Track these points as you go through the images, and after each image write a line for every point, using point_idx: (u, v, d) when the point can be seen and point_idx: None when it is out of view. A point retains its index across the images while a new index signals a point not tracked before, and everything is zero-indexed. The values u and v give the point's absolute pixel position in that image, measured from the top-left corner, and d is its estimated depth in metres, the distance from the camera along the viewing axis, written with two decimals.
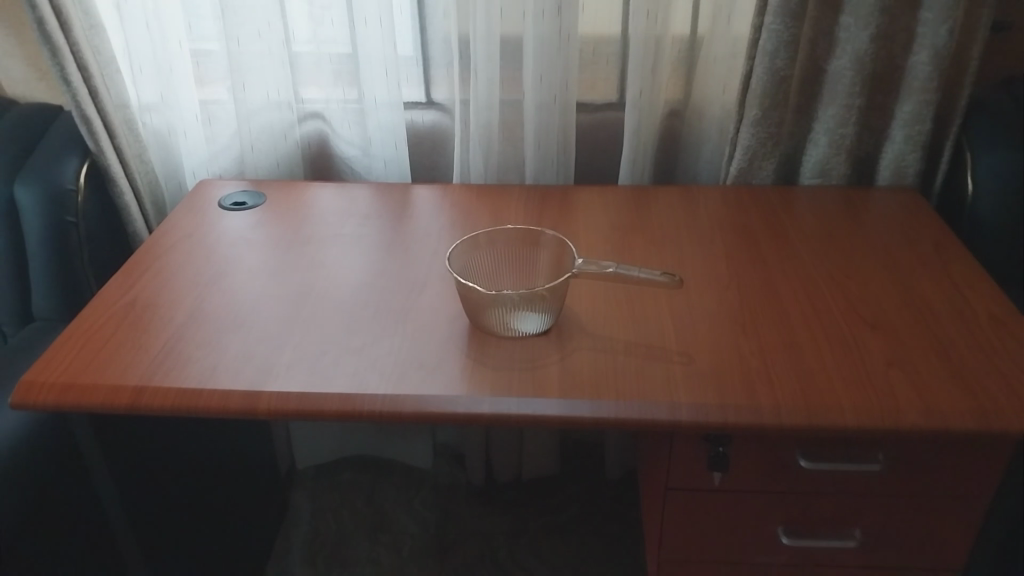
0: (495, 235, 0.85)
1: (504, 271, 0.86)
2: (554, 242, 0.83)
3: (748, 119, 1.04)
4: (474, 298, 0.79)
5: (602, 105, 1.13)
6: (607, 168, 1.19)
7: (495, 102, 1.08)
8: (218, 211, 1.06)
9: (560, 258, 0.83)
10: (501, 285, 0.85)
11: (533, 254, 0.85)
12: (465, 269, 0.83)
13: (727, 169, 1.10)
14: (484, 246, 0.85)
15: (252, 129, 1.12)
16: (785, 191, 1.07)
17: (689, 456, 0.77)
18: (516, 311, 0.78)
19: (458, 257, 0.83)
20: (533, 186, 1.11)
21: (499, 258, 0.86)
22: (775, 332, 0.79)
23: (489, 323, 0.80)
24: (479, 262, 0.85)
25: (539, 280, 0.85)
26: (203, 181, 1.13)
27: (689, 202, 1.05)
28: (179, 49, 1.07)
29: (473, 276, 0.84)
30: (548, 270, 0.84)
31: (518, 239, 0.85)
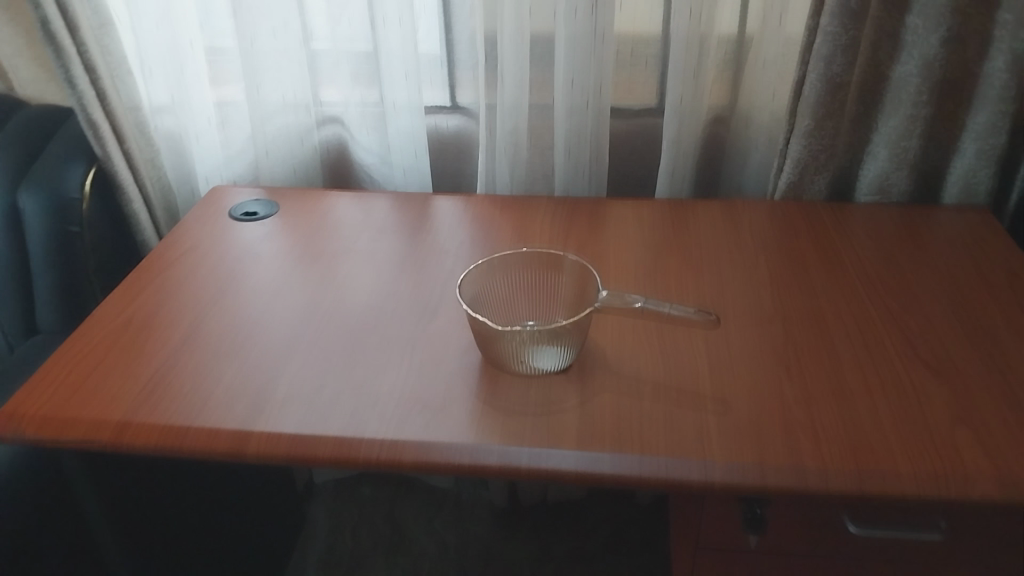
0: (511, 259, 0.77)
1: (522, 298, 0.79)
2: (578, 268, 0.75)
3: (800, 129, 0.94)
4: (487, 332, 0.71)
5: (639, 110, 1.05)
6: (643, 179, 1.10)
7: (524, 105, 1.00)
8: (228, 221, 1.01)
9: (584, 287, 0.75)
10: (518, 313, 0.78)
11: (554, 280, 0.77)
12: (478, 298, 0.76)
13: (776, 183, 1.01)
14: (499, 270, 0.77)
15: (267, 134, 1.06)
16: (839, 208, 0.97)
17: (721, 518, 0.69)
18: (533, 347, 0.71)
19: (470, 283, 0.75)
20: (561, 198, 1.03)
21: (517, 284, 0.78)
22: (822, 376, 0.71)
23: (505, 359, 0.72)
24: (493, 288, 0.77)
25: (560, 310, 0.77)
26: (216, 188, 1.08)
27: (732, 220, 0.96)
28: (191, 50, 1.02)
29: (487, 305, 0.77)
30: (570, 300, 0.76)
31: (537, 263, 0.77)
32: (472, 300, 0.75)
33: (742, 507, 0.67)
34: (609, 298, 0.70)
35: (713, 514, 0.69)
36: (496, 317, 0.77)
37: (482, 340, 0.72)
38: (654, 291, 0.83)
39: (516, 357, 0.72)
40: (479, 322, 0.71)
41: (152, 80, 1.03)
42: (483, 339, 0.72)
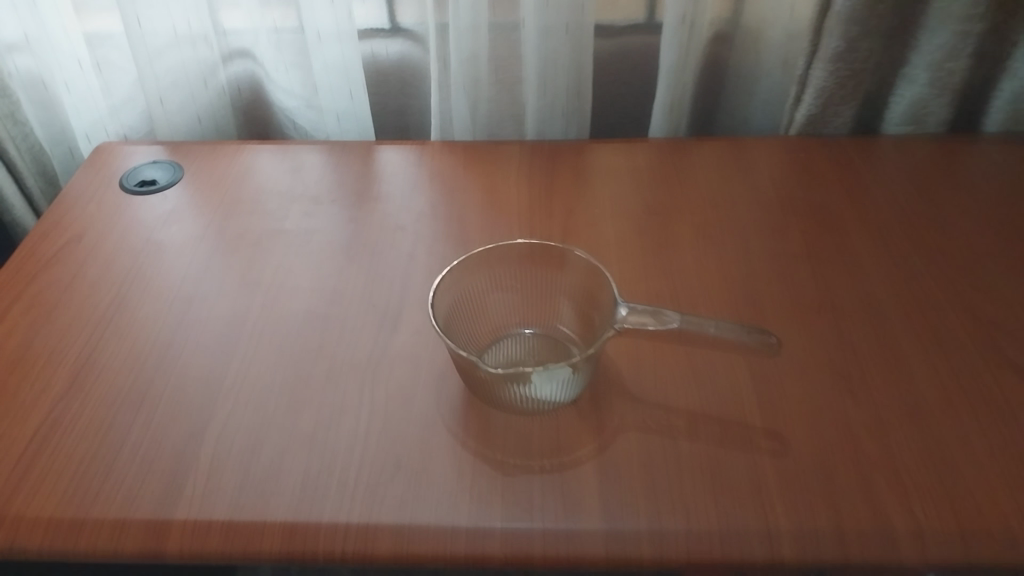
0: (493, 254, 0.60)
1: (511, 300, 0.62)
2: (581, 264, 0.59)
3: (825, 54, 0.77)
4: (476, 371, 0.54)
5: (624, 27, 0.85)
6: (629, 109, 0.92)
7: (482, 24, 0.79)
8: (119, 195, 0.80)
9: (589, 289, 0.59)
10: (505, 322, 0.62)
11: (550, 276, 0.61)
12: (456, 310, 0.59)
13: (792, 115, 0.85)
14: (479, 270, 0.60)
15: (157, 74, 0.83)
16: (867, 146, 0.82)
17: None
18: (538, 386, 0.54)
19: (444, 295, 0.58)
20: (534, 142, 0.85)
21: (503, 283, 0.62)
22: (893, 393, 0.57)
23: (502, 397, 0.56)
24: (473, 293, 0.61)
25: (561, 313, 0.62)
26: (101, 145, 0.87)
27: (746, 170, 0.80)
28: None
29: (467, 316, 0.61)
30: (572, 300, 0.61)
31: (525, 257, 0.61)
32: (449, 315, 0.58)
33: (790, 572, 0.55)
34: (630, 318, 0.54)
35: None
36: (481, 328, 0.61)
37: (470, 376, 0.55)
38: (669, 282, 0.67)
39: (517, 396, 0.55)
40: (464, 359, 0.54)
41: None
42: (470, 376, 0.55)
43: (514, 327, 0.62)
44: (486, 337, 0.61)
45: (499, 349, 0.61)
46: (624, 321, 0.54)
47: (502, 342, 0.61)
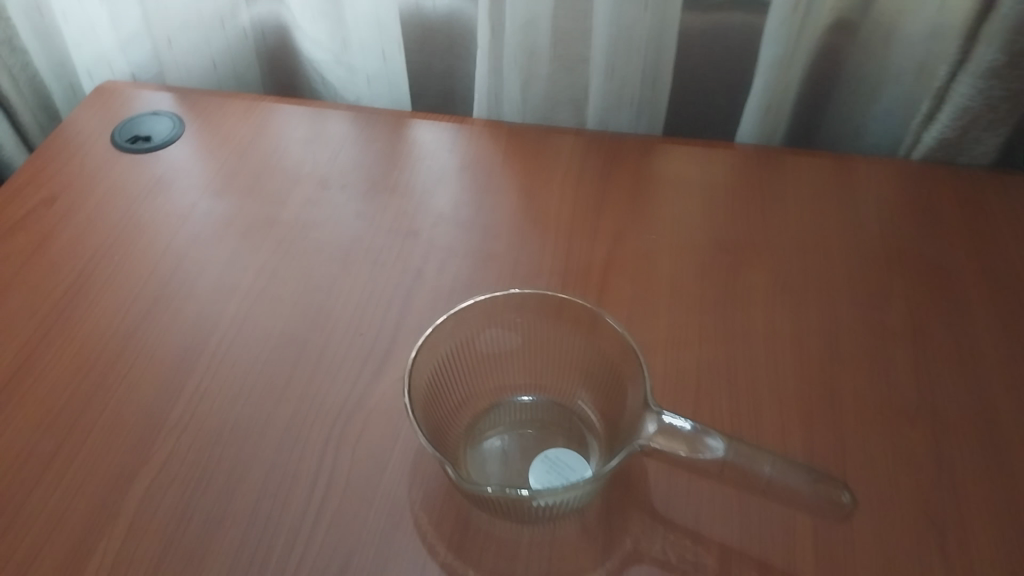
0: (495, 303, 0.49)
1: (513, 356, 0.51)
2: (609, 334, 0.47)
3: (975, 66, 0.60)
4: (461, 481, 0.42)
5: (723, 1, 0.69)
6: (716, 99, 0.76)
7: None
8: (108, 150, 0.69)
9: (614, 362, 0.47)
10: (507, 386, 0.51)
11: (564, 335, 0.50)
12: (442, 370, 0.48)
13: (918, 135, 0.68)
14: (477, 320, 0.49)
15: (167, 10, 0.71)
16: (1012, 186, 0.65)
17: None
18: (539, 506, 0.42)
19: (428, 355, 0.46)
20: (594, 133, 0.71)
21: (505, 337, 0.50)
22: (999, 564, 0.43)
23: (494, 509, 0.43)
24: (467, 346, 0.49)
25: (574, 380, 0.50)
26: (103, 85, 0.76)
27: (850, 201, 0.64)
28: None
29: (457, 374, 0.49)
30: (590, 367, 0.49)
31: (536, 308, 0.49)
32: (433, 379, 0.47)
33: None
34: (659, 436, 0.41)
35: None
36: (472, 388, 0.50)
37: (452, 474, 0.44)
38: (729, 353, 0.53)
39: (512, 511, 0.43)
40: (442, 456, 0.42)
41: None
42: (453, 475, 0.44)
43: (513, 389, 0.51)
44: (477, 399, 0.50)
45: (493, 417, 0.50)
46: (651, 439, 0.41)
47: (496, 407, 0.50)
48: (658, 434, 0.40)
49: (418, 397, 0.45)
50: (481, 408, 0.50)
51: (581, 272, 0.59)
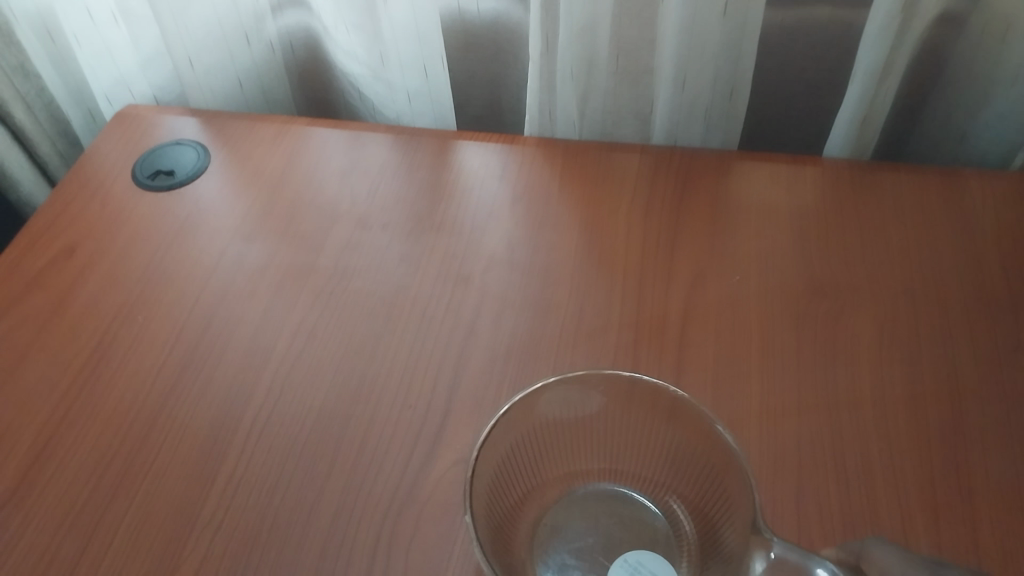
0: (571, 383, 0.43)
1: (591, 439, 0.46)
2: (703, 422, 0.41)
3: None
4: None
5: None
6: (795, 99, 0.69)
7: None
8: (129, 188, 0.64)
9: (710, 464, 0.42)
10: (580, 467, 0.47)
11: (651, 421, 0.44)
12: (510, 460, 0.44)
13: None
14: (549, 402, 0.44)
15: (186, 30, 0.65)
16: None
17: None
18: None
19: (494, 450, 0.42)
20: (661, 148, 0.63)
21: (583, 419, 0.45)
22: None
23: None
24: (540, 429, 0.44)
25: (657, 466, 0.46)
26: (122, 110, 0.70)
27: (961, 234, 0.56)
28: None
29: (529, 462, 0.45)
30: (679, 459, 0.44)
31: (618, 393, 0.43)
32: (498, 471, 0.43)
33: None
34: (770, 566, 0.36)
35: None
36: (545, 476, 0.46)
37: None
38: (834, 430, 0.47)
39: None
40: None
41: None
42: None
43: (592, 473, 0.47)
44: (551, 487, 0.46)
45: (568, 506, 0.46)
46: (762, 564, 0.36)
47: (571, 492, 0.46)
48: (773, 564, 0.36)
49: (481, 506, 0.40)
50: (556, 497, 0.46)
51: (654, 324, 0.52)
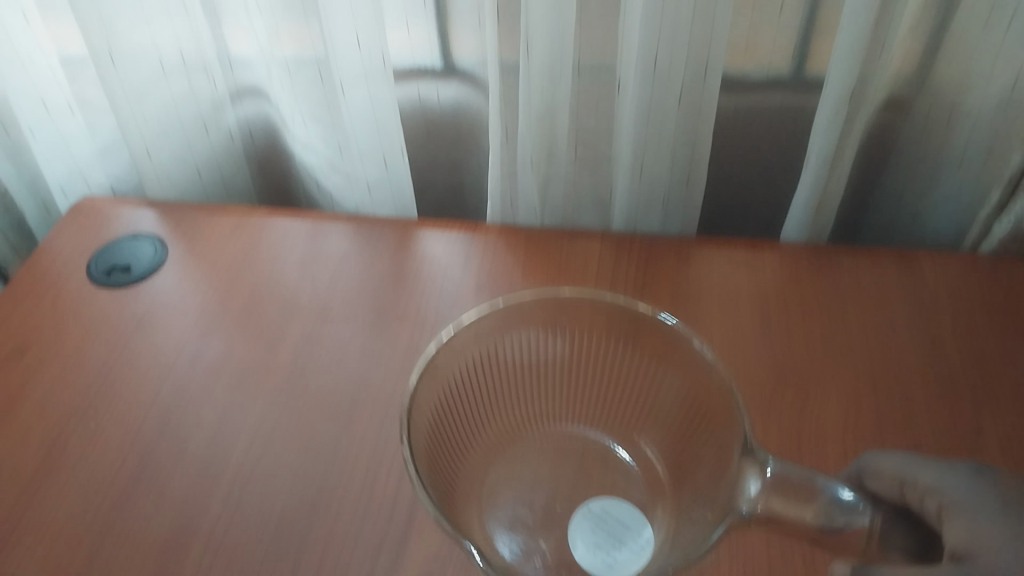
0: (515, 310, 0.47)
1: (541, 387, 0.50)
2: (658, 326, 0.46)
3: None
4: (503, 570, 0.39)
5: (761, 81, 0.63)
6: (751, 184, 0.71)
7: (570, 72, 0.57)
8: (83, 285, 0.63)
9: (678, 389, 0.46)
10: (546, 417, 0.50)
11: (604, 349, 0.49)
12: (457, 401, 0.46)
13: (987, 226, 0.62)
14: (496, 338, 0.47)
15: (143, 121, 0.65)
16: None
17: (871, 532, 0.35)
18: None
19: (434, 387, 0.43)
20: (622, 235, 0.64)
21: (531, 360, 0.49)
22: None
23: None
24: (491, 363, 0.47)
25: (628, 404, 0.50)
26: (80, 202, 0.69)
27: (919, 318, 0.57)
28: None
29: (482, 414, 0.48)
30: (629, 386, 0.49)
31: (581, 317, 0.48)
32: (457, 395, 0.45)
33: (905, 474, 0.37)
34: (761, 498, 0.36)
35: (847, 551, 0.35)
36: (499, 418, 0.49)
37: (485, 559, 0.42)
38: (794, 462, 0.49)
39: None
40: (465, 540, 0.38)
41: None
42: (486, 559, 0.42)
43: (541, 415, 0.50)
44: (500, 442, 0.49)
45: (515, 462, 0.50)
46: (756, 503, 0.37)
47: (529, 442, 0.50)
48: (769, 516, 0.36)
49: (421, 429, 0.41)
50: (505, 450, 0.50)
51: None
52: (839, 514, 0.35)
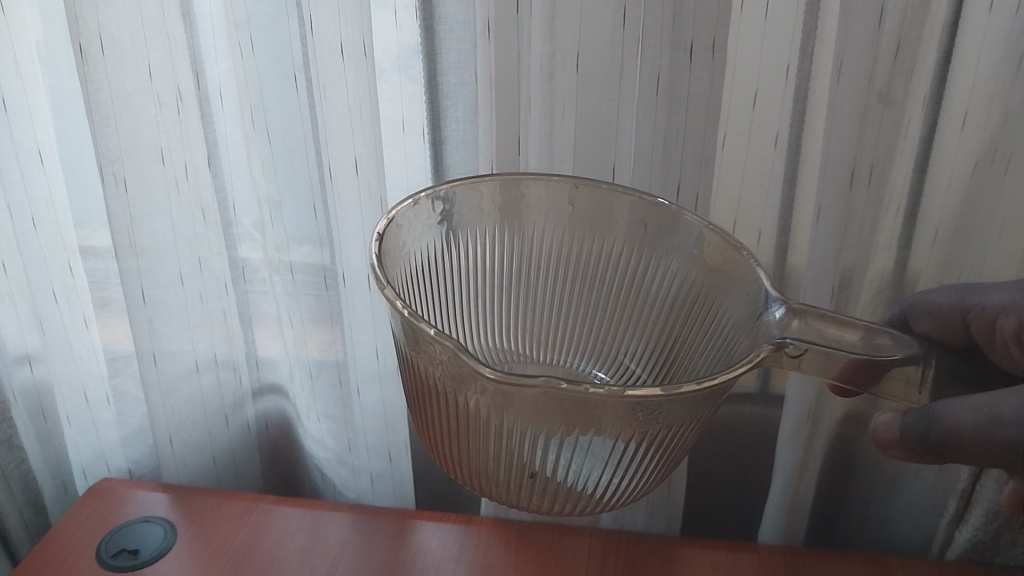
0: (496, 191, 0.48)
1: (517, 291, 0.50)
2: (662, 212, 0.48)
3: (999, 473, 0.63)
4: (518, 448, 0.36)
5: (732, 395, 0.70)
6: (729, 481, 0.77)
7: None
8: (91, 567, 0.65)
9: (675, 275, 0.48)
10: (515, 263, 0.49)
11: (586, 245, 0.50)
12: (427, 276, 0.45)
13: (948, 535, 0.69)
14: (467, 219, 0.47)
15: (172, 412, 0.71)
16: None
17: (926, 372, 0.41)
18: (627, 460, 0.37)
19: (401, 249, 0.43)
20: (609, 531, 0.68)
21: (507, 261, 0.49)
22: None
23: (555, 495, 0.38)
24: (460, 227, 0.47)
25: (589, 293, 0.50)
26: (97, 483, 0.74)
27: None
28: (66, 271, 0.68)
29: (459, 274, 0.48)
30: (614, 280, 0.50)
31: (562, 193, 0.48)
32: (425, 263, 0.45)
33: (975, 305, 0.49)
34: (794, 321, 0.39)
35: (902, 378, 0.40)
36: (466, 315, 0.48)
37: (483, 453, 0.37)
38: None
39: (577, 493, 0.38)
40: (486, 395, 0.34)
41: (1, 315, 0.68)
42: (488, 456, 0.37)
43: (498, 279, 0.49)
44: (479, 339, 0.49)
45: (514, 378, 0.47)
46: (788, 330, 0.38)
47: None
48: (805, 343, 0.38)
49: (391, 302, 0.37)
50: (494, 337, 0.49)
51: None
52: (884, 343, 0.39)
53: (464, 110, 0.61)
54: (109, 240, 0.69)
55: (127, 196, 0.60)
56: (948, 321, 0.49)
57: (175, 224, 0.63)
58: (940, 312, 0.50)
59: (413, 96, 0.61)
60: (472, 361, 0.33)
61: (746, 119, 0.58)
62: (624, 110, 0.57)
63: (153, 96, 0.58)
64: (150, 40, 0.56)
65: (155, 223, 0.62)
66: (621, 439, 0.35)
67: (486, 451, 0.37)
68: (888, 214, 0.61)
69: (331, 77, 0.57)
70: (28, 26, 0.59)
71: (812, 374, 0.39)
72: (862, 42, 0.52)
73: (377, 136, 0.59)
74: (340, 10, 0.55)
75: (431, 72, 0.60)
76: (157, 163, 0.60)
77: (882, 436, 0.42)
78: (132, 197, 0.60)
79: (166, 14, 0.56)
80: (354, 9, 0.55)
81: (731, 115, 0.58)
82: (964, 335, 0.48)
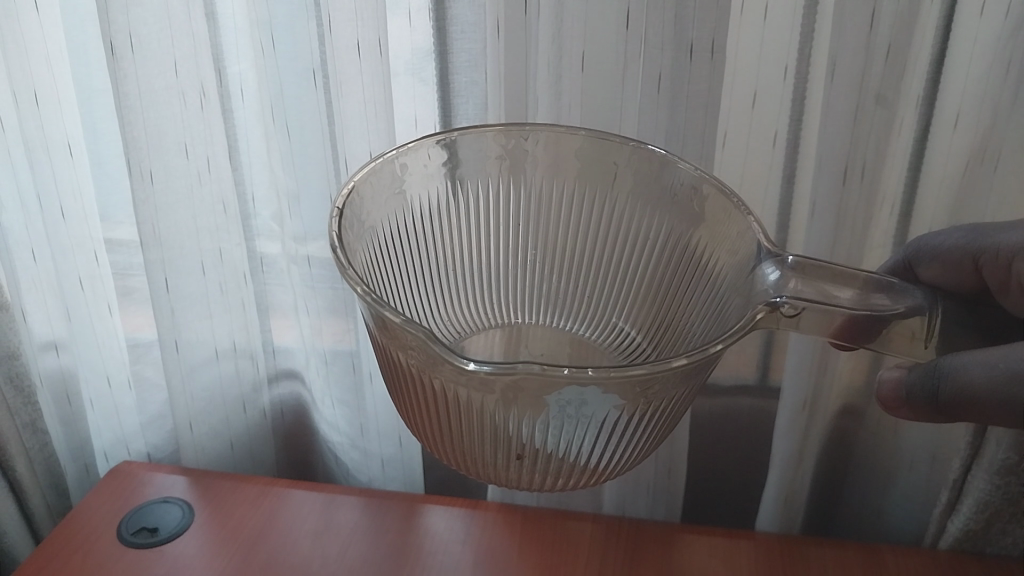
0: (493, 142, 0.48)
1: (514, 263, 0.50)
2: (650, 159, 0.47)
3: (989, 463, 0.65)
4: (504, 424, 0.37)
5: (735, 389, 0.72)
6: (730, 471, 0.79)
7: None
8: (111, 543, 0.68)
9: (669, 239, 0.48)
10: (520, 216, 0.50)
11: (584, 211, 0.50)
12: (411, 242, 0.47)
13: (941, 524, 0.70)
14: (473, 171, 0.48)
15: (189, 395, 0.74)
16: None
17: (931, 326, 0.40)
18: (620, 429, 0.38)
19: (379, 206, 0.44)
20: (610, 518, 0.70)
21: (513, 219, 0.50)
22: None
23: (549, 470, 0.39)
24: (457, 187, 0.48)
25: (586, 262, 0.50)
26: (116, 466, 0.76)
27: None
28: (92, 259, 0.71)
29: (444, 240, 0.49)
30: (606, 248, 0.50)
31: (564, 145, 0.48)
32: (413, 225, 0.47)
33: (988, 249, 0.50)
34: (791, 281, 0.39)
35: (907, 334, 0.40)
36: (464, 280, 0.50)
37: (471, 437, 0.39)
38: None
39: (570, 464, 0.39)
40: (464, 384, 0.36)
41: (31, 301, 0.72)
42: (479, 438, 0.39)
43: (495, 250, 0.50)
44: (470, 304, 0.49)
45: (505, 342, 0.48)
46: (784, 291, 0.38)
47: None
48: (801, 302, 0.38)
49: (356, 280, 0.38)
50: (486, 305, 0.50)
51: None
52: (881, 300, 0.39)
53: (474, 109, 0.64)
54: (133, 231, 0.71)
55: (152, 188, 0.63)
56: (957, 264, 0.51)
57: (197, 216, 0.66)
58: (949, 256, 0.51)
59: (427, 94, 0.64)
60: (445, 354, 0.35)
61: (745, 119, 0.60)
62: (625, 109, 0.59)
63: (177, 93, 0.61)
64: (176, 39, 0.59)
65: (176, 215, 0.65)
66: (612, 410, 0.37)
67: (476, 434, 0.38)
68: (882, 211, 0.64)
69: (347, 75, 0.60)
70: (59, 23, 0.62)
71: (810, 334, 0.39)
72: (853, 44, 0.54)
73: (391, 133, 0.62)
74: (356, 10, 0.57)
75: (443, 71, 0.63)
76: (180, 156, 0.63)
77: (888, 398, 0.44)
78: (157, 187, 0.63)
79: (190, 14, 0.59)
80: (370, 10, 0.57)
81: (730, 115, 0.60)
82: (976, 281, 0.50)
